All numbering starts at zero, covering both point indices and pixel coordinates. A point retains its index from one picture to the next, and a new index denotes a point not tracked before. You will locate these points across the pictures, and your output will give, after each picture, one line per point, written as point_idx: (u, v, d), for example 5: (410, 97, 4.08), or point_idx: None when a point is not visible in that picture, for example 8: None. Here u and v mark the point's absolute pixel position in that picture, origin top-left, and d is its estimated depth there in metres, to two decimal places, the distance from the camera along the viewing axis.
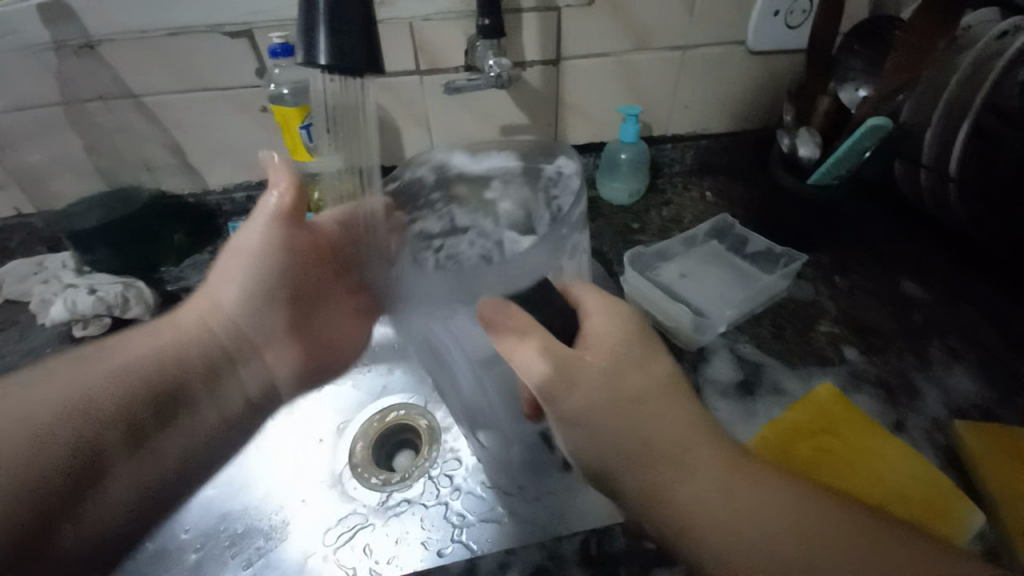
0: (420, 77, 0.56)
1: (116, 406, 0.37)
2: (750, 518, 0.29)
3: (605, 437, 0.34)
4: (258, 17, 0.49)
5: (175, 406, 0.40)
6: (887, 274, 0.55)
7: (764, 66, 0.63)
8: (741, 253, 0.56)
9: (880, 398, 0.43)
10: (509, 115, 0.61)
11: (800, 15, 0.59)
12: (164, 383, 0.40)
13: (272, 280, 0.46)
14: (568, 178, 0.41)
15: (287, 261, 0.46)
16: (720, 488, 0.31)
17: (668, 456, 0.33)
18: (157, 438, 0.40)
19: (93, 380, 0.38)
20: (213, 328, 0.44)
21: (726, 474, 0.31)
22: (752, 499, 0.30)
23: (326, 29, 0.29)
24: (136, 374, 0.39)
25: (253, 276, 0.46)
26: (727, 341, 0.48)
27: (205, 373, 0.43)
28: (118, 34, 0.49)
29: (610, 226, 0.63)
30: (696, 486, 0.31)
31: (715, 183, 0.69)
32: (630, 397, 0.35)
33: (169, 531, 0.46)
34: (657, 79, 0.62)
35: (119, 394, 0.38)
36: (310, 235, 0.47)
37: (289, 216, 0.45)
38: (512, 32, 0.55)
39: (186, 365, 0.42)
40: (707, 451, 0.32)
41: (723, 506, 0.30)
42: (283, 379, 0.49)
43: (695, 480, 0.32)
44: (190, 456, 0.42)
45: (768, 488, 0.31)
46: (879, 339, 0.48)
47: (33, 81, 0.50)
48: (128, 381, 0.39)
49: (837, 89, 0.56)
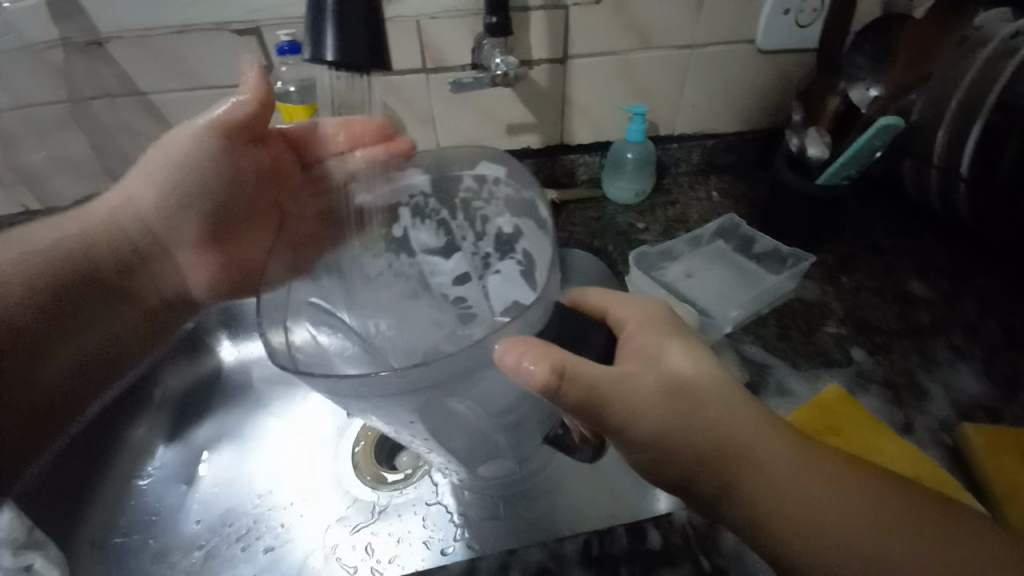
0: (425, 75, 0.56)
1: (40, 269, 0.43)
2: (824, 507, 0.29)
3: (665, 434, 0.31)
4: (264, 15, 0.49)
5: (87, 286, 0.45)
6: (894, 274, 0.54)
7: (772, 65, 0.62)
8: (748, 253, 0.55)
9: (887, 399, 0.43)
10: (514, 113, 0.61)
11: (809, 14, 0.59)
12: (74, 264, 0.44)
13: (205, 185, 0.47)
14: (484, 187, 0.44)
15: (227, 175, 0.48)
16: (778, 484, 0.30)
17: (734, 449, 0.30)
18: (77, 329, 0.45)
19: (30, 245, 0.43)
20: (124, 224, 0.47)
21: (794, 461, 0.30)
22: (823, 487, 0.30)
23: (333, 26, 0.29)
24: (54, 252, 0.44)
25: (176, 180, 0.46)
26: (733, 341, 0.47)
27: (117, 266, 0.46)
28: (123, 31, 0.49)
29: (615, 226, 0.62)
30: (751, 479, 0.30)
31: (720, 183, 0.69)
32: (675, 397, 0.31)
33: (181, 524, 0.48)
34: (664, 78, 0.61)
35: (41, 263, 0.43)
36: (255, 156, 0.49)
37: (228, 130, 0.46)
38: (518, 31, 0.55)
39: (97, 253, 0.45)
40: (768, 439, 0.31)
41: (798, 494, 0.30)
42: (197, 287, 0.51)
43: (748, 479, 0.30)
44: (110, 343, 0.47)
45: (822, 483, 0.30)
46: (886, 340, 0.47)
47: (40, 79, 0.50)
48: (46, 256, 0.43)
49: (846, 89, 0.56)
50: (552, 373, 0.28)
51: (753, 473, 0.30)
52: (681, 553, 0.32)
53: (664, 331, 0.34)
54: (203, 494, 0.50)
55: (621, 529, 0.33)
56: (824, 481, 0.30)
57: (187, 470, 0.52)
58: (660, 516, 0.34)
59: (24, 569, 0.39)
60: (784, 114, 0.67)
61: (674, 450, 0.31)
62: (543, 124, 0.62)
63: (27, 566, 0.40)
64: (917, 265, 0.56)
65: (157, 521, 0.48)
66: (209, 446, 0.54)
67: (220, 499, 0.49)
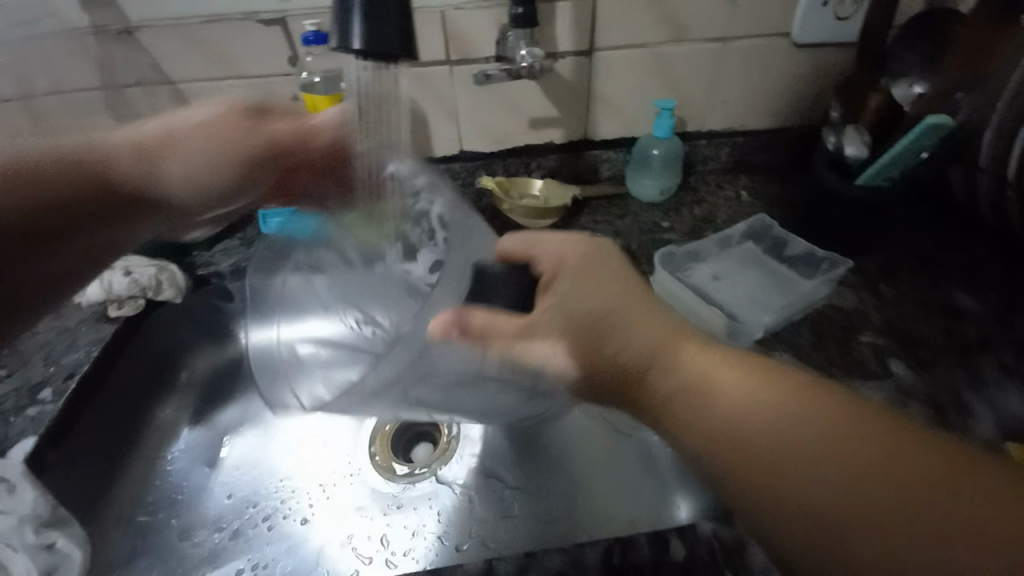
0: (450, 68, 0.55)
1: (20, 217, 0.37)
2: (779, 422, 0.27)
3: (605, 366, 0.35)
4: (293, 5, 0.49)
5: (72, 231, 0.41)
6: (937, 284, 0.52)
7: (810, 61, 0.60)
8: (779, 256, 0.54)
9: (929, 417, 0.40)
10: (539, 107, 0.59)
11: (851, 7, 0.56)
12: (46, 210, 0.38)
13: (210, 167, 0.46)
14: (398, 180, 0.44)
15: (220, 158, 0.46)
16: (737, 421, 0.29)
17: (675, 379, 0.33)
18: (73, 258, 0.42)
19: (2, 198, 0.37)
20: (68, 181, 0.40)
21: (730, 377, 0.31)
22: (775, 400, 0.28)
23: (361, 14, 0.28)
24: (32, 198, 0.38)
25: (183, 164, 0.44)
26: (762, 348, 0.45)
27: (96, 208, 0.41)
28: (156, 20, 0.50)
29: (640, 225, 0.61)
30: (718, 437, 0.29)
31: (750, 182, 0.66)
32: (608, 341, 0.36)
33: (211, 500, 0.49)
34: (694, 72, 0.59)
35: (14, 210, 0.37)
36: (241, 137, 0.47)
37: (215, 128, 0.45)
38: (546, 22, 0.54)
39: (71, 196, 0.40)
40: (689, 357, 0.33)
41: (748, 418, 0.28)
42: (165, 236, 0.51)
43: (702, 418, 0.30)
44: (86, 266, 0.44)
45: (798, 427, 0.26)
46: (926, 352, 0.45)
47: (77, 66, 0.51)
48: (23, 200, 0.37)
49: (890, 85, 0.53)
50: (478, 329, 0.34)
51: (720, 414, 0.30)
52: (705, 566, 0.32)
53: (589, 261, 0.39)
54: (226, 476, 0.51)
55: (643, 538, 0.33)
56: (812, 431, 0.26)
57: (211, 452, 0.53)
58: (683, 528, 0.33)
59: (46, 548, 0.39)
60: (821, 112, 0.64)
61: (630, 380, 0.35)
62: (568, 118, 0.61)
63: (49, 545, 0.39)
64: (963, 276, 0.53)
65: (182, 500, 0.49)
66: (233, 429, 0.55)
67: (242, 482, 0.50)
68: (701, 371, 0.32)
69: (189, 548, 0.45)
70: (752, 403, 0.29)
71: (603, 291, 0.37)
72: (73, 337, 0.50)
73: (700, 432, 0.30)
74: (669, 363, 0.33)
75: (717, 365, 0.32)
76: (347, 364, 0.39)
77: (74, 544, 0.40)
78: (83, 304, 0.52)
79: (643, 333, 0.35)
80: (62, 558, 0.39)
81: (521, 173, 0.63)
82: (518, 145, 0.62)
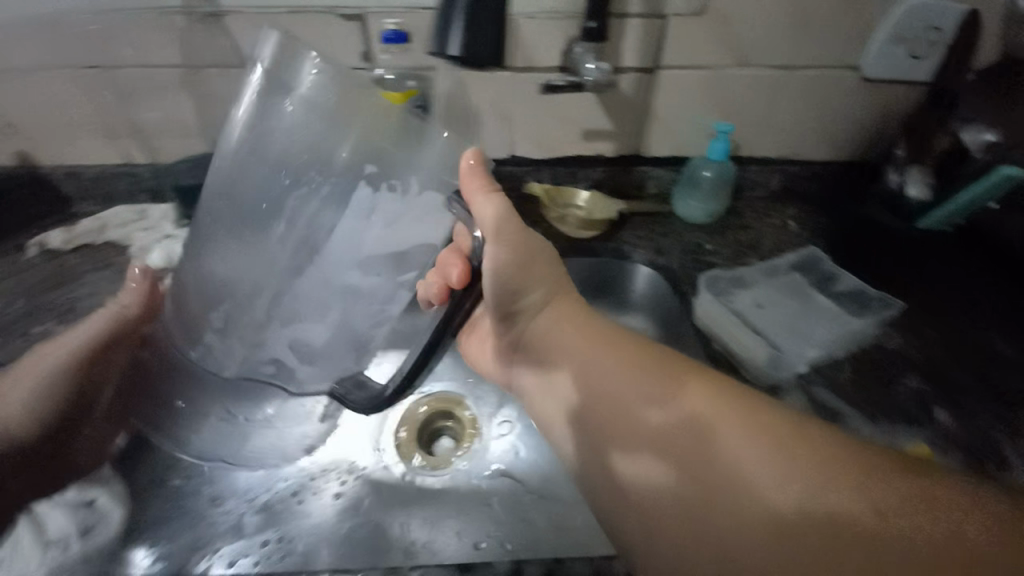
0: (514, 73, 0.56)
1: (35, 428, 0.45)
2: (763, 484, 0.29)
3: (608, 389, 0.37)
4: (371, 2, 0.51)
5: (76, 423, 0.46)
6: (984, 332, 0.50)
7: (875, 95, 0.59)
8: (827, 289, 0.53)
9: (971, 468, 0.39)
10: (595, 119, 0.60)
11: (926, 45, 0.55)
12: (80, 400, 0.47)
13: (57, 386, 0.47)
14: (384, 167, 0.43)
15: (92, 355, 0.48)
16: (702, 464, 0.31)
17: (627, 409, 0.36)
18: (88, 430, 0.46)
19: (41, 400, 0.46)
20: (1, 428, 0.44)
21: (676, 420, 0.34)
22: (741, 451, 0.31)
23: (460, 22, 0.29)
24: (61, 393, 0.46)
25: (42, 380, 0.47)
26: (803, 381, 0.45)
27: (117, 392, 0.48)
28: (242, 7, 0.52)
29: (681, 244, 0.61)
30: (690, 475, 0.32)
31: (799, 212, 0.65)
32: (610, 382, 0.38)
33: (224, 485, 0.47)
34: (755, 97, 0.59)
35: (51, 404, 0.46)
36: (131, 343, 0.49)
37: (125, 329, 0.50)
38: (614, 37, 0.54)
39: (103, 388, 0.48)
40: (651, 406, 0.35)
41: (764, 471, 0.30)
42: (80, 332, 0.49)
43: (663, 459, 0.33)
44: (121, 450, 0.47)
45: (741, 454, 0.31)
46: (973, 403, 0.44)
47: (164, 44, 0.54)
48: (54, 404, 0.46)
49: (959, 129, 0.52)
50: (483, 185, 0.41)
51: (664, 458, 0.33)
52: None
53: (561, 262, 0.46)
54: None
55: None
56: (770, 484, 0.29)
57: None
58: None
59: (86, 504, 0.43)
60: (879, 148, 0.63)
61: (612, 418, 0.36)
62: (621, 132, 0.61)
63: (89, 502, 0.43)
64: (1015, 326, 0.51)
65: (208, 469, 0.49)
66: None
67: None
68: (661, 401, 0.35)
69: (205, 515, 0.44)
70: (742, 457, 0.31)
71: (571, 315, 0.43)
72: None
73: (653, 492, 0.33)
74: (660, 410, 0.35)
75: (654, 398, 0.35)
76: (230, 315, 0.42)
77: (113, 504, 0.44)
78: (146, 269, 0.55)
79: (609, 374, 0.38)
80: (100, 516, 0.43)
81: (568, 182, 0.64)
82: (569, 154, 0.63)
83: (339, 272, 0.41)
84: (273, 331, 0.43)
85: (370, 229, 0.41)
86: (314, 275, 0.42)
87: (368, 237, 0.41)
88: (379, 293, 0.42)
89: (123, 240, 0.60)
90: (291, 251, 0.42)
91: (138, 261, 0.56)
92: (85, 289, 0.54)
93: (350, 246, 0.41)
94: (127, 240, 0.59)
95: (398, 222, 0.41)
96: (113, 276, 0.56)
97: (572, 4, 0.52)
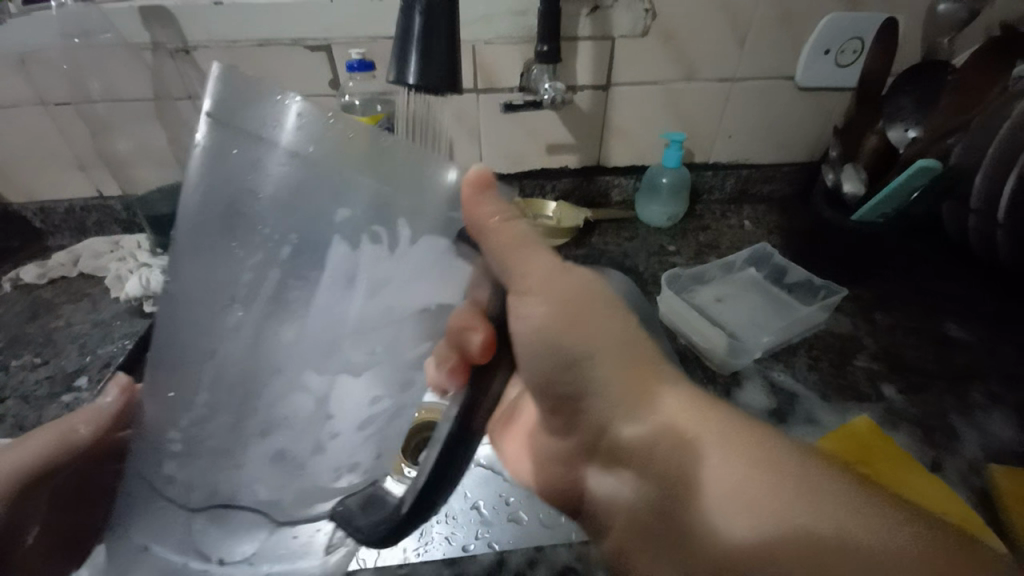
0: (477, 94, 0.59)
1: None
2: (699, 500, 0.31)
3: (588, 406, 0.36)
4: (337, 33, 0.53)
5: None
6: (932, 316, 0.54)
7: (811, 102, 0.64)
8: (779, 282, 0.57)
9: (917, 438, 0.43)
10: (557, 133, 0.63)
11: (850, 55, 0.61)
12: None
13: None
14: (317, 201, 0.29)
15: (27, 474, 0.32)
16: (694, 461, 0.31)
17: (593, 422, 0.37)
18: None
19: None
20: None
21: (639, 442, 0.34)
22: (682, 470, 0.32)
23: (415, 51, 0.32)
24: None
25: None
26: (762, 367, 0.48)
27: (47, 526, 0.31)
28: (210, 41, 0.54)
29: (647, 247, 0.64)
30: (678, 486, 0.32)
31: (753, 213, 0.70)
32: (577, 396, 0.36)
33: None
34: (703, 108, 0.63)
35: None
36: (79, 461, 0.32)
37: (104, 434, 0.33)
38: (568, 58, 0.58)
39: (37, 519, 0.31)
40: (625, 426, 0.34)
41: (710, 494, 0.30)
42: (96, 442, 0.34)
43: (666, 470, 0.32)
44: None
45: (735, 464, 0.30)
46: (920, 378, 0.48)
47: (133, 78, 0.55)
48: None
49: (886, 128, 0.57)
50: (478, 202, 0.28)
51: (635, 469, 0.34)
52: None
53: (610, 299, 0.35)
54: None
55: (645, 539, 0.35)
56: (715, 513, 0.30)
57: None
58: None
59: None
60: (821, 149, 0.68)
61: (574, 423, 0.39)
62: (583, 145, 0.65)
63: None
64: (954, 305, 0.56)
65: None
66: None
67: None
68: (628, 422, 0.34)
69: None
70: (729, 467, 0.30)
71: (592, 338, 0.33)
72: (110, 328, 0.53)
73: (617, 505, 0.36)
74: (664, 408, 0.33)
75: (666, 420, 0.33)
76: (192, 430, 0.28)
77: None
78: (121, 298, 0.55)
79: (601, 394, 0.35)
80: None
81: (536, 194, 0.67)
82: (535, 168, 0.66)
83: (311, 357, 0.27)
84: (248, 451, 0.28)
85: (352, 301, 0.27)
86: (281, 363, 0.28)
87: (352, 310, 0.27)
88: (386, 378, 0.26)
89: (98, 271, 0.60)
90: (243, 336, 0.28)
91: (113, 291, 0.56)
92: (60, 320, 0.54)
93: (330, 323, 0.27)
94: (102, 270, 0.59)
95: (380, 289, 0.26)
96: (88, 307, 0.56)
97: (527, 30, 0.56)
